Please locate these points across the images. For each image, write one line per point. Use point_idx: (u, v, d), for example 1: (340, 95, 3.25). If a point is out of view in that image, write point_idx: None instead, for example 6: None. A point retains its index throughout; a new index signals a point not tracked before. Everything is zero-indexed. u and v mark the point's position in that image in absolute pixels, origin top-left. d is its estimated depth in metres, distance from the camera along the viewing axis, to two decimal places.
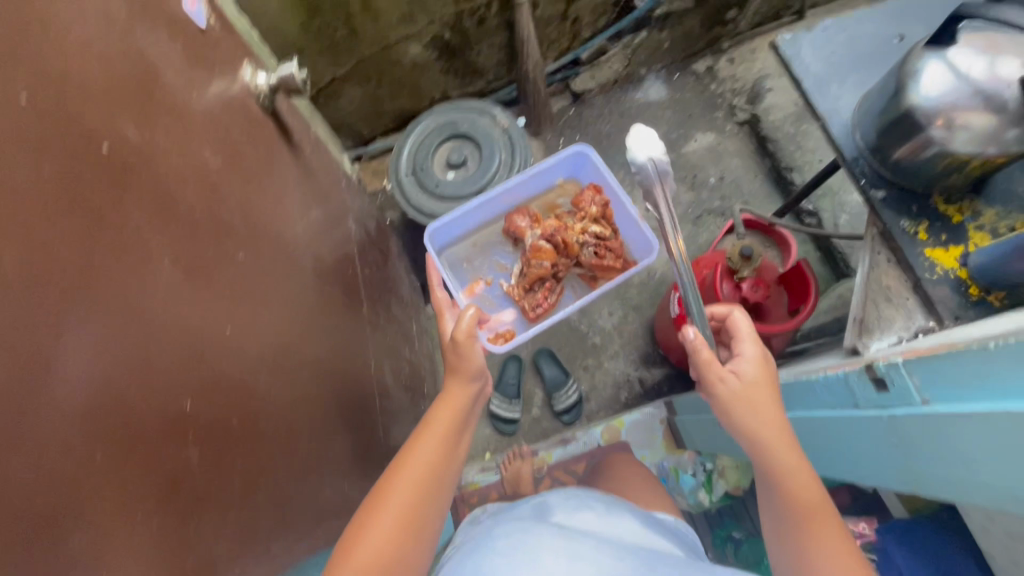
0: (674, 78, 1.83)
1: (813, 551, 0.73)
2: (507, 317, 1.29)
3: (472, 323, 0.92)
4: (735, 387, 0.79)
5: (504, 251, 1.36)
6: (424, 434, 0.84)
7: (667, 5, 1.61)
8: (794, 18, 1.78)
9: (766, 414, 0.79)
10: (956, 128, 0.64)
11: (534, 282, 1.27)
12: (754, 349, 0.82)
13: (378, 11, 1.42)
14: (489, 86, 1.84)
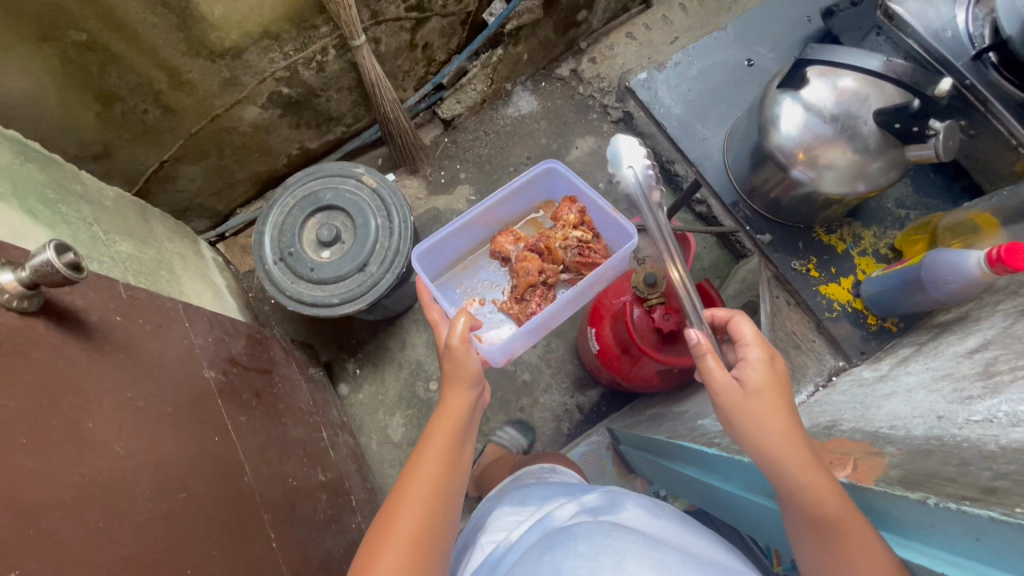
0: (542, 86, 1.77)
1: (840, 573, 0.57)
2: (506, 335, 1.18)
3: (465, 327, 0.88)
4: (741, 397, 0.65)
5: (493, 268, 1.25)
6: (427, 446, 0.82)
7: (517, 19, 1.53)
8: (643, 7, 1.77)
9: (772, 427, 0.63)
10: (825, 167, 0.74)
11: (528, 292, 1.17)
12: (760, 350, 0.68)
13: (193, 82, 1.22)
14: (350, 129, 1.67)
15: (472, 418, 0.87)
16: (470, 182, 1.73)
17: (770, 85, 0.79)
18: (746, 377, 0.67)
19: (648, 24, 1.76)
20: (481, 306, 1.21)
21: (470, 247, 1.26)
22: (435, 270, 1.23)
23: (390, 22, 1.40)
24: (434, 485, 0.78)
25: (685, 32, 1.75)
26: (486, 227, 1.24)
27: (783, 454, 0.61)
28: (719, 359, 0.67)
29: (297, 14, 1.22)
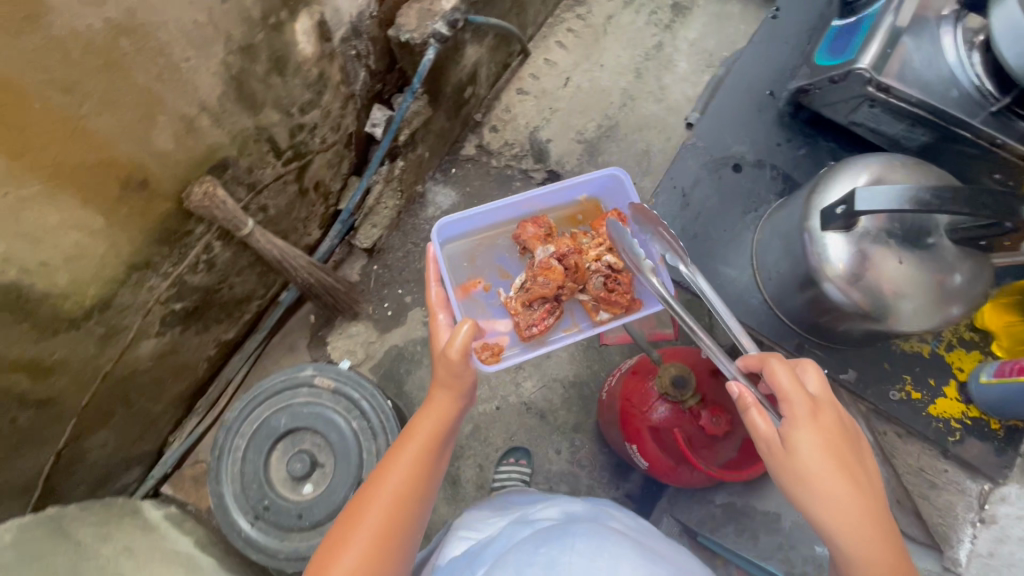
0: (453, 172, 1.61)
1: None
2: (499, 330, 1.12)
3: (466, 338, 0.85)
4: (794, 456, 0.70)
5: (510, 258, 1.17)
6: (406, 447, 0.85)
7: (409, 127, 1.37)
8: (522, 57, 1.64)
9: (823, 481, 0.69)
10: (899, 297, 0.89)
11: (538, 300, 1.06)
12: (803, 409, 0.71)
13: (64, 359, 0.97)
14: (265, 300, 1.42)
15: (458, 421, 0.90)
16: (420, 303, 1.54)
17: (810, 230, 0.95)
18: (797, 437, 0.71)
19: (535, 73, 1.65)
20: (482, 292, 1.14)
21: (495, 223, 1.17)
22: (451, 235, 1.15)
23: (271, 185, 1.19)
24: (411, 480, 0.82)
25: (574, 70, 1.66)
26: (521, 208, 1.16)
27: (837, 522, 0.68)
28: (765, 415, 0.73)
29: (163, 231, 0.99)
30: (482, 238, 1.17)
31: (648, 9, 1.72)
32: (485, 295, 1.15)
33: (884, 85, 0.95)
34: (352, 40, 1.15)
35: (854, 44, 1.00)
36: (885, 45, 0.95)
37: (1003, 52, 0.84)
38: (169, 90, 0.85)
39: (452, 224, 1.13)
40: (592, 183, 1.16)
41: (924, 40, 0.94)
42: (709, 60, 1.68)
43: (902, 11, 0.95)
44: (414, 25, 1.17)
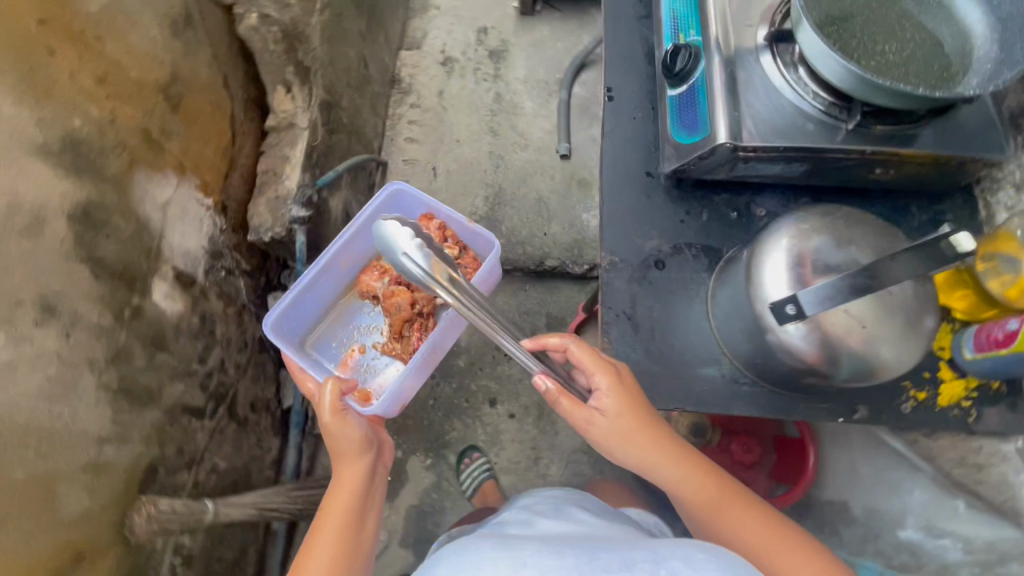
0: None
1: (735, 534, 0.75)
2: (390, 373, 1.15)
3: (333, 398, 0.93)
4: (606, 424, 0.76)
5: (363, 308, 1.20)
6: (325, 518, 0.87)
7: None
8: (382, 169, 1.61)
9: (634, 442, 0.76)
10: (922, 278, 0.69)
11: (405, 326, 1.13)
12: (605, 375, 0.75)
13: None
14: (259, 542, 1.29)
15: (375, 479, 0.95)
16: (413, 450, 1.45)
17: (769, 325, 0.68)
18: (604, 406, 0.75)
19: (401, 177, 1.62)
20: (359, 356, 1.16)
21: (334, 293, 1.19)
22: (302, 329, 1.15)
23: (208, 444, 1.08)
24: (340, 550, 0.83)
25: (435, 157, 1.64)
26: (343, 268, 1.18)
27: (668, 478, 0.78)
28: (574, 402, 0.77)
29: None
30: (331, 308, 1.19)
31: (471, 69, 1.74)
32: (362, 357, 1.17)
33: (759, 147, 0.66)
34: (216, 264, 1.07)
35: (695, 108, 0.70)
36: (731, 105, 0.67)
37: (831, 76, 0.61)
38: (58, 458, 0.74)
39: (288, 320, 1.11)
40: (390, 205, 1.19)
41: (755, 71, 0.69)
42: (548, 88, 1.72)
43: (716, 48, 0.70)
44: (270, 219, 1.10)
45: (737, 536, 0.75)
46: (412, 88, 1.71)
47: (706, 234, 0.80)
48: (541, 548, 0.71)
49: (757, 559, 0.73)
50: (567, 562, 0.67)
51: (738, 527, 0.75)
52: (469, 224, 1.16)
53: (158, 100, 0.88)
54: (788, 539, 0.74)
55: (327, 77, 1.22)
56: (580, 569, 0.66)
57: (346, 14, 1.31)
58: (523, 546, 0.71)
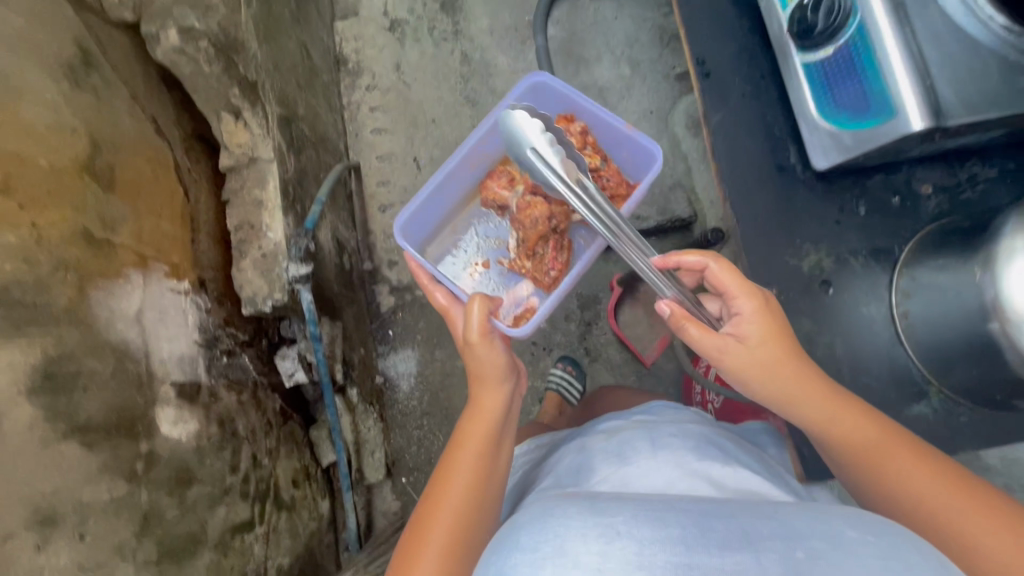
0: (393, 333, 1.36)
1: (909, 486, 0.62)
2: (524, 292, 0.99)
3: (482, 318, 0.76)
4: (745, 353, 0.67)
5: (488, 219, 1.04)
6: (455, 461, 0.71)
7: (337, 358, 1.11)
8: (357, 174, 1.39)
9: (776, 377, 0.67)
10: None
11: (540, 245, 0.95)
12: (750, 299, 0.68)
13: None
14: None
15: (510, 416, 0.78)
16: None
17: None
18: (744, 332, 0.68)
19: (380, 178, 1.40)
20: (485, 272, 1.02)
21: (457, 199, 1.03)
22: (425, 235, 1.02)
23: (266, 553, 0.93)
24: (473, 502, 0.68)
25: (414, 145, 1.41)
26: (470, 171, 1.01)
27: (815, 419, 0.66)
28: (702, 327, 0.67)
29: None
30: (455, 218, 1.04)
31: (426, 31, 1.47)
32: (488, 274, 1.02)
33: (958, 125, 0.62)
34: (215, 353, 0.85)
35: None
36: (918, 79, 0.62)
37: None
38: None
39: (412, 224, 0.97)
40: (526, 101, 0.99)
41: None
42: (519, 35, 1.47)
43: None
44: (265, 285, 0.89)
45: (894, 482, 0.63)
46: (362, 68, 1.46)
47: (870, 234, 0.76)
48: (639, 514, 0.45)
49: (913, 507, 0.61)
50: (673, 537, 0.43)
51: (903, 475, 0.62)
52: (627, 129, 0.93)
53: (86, 184, 0.65)
54: (972, 491, 0.60)
55: (277, 86, 0.97)
56: (690, 548, 0.42)
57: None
58: (614, 510, 0.47)
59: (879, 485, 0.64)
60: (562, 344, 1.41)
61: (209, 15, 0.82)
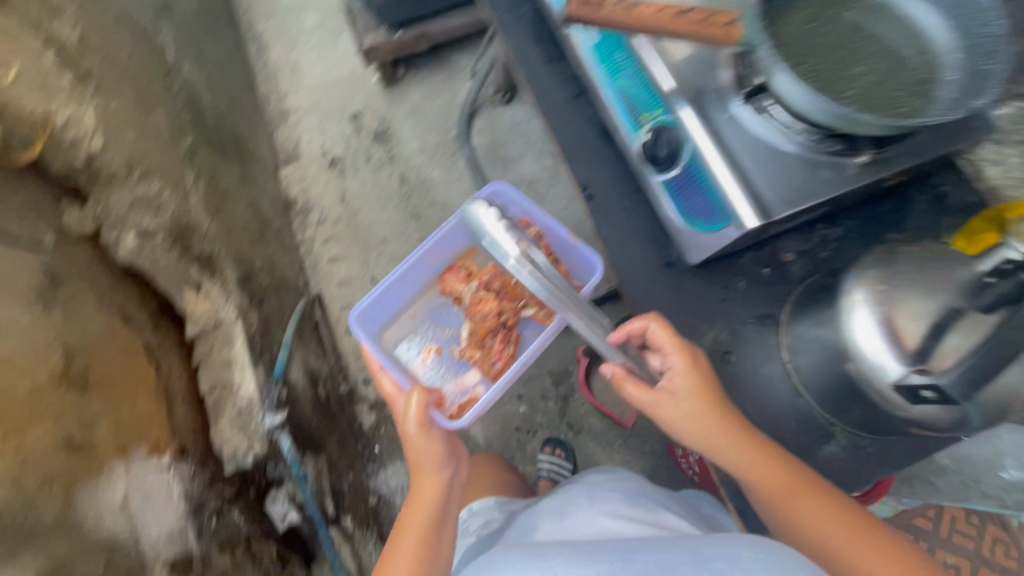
0: (380, 448, 1.37)
1: (826, 535, 0.57)
2: (472, 380, 1.01)
3: (421, 410, 0.79)
4: (674, 411, 0.61)
5: (445, 308, 1.07)
6: (396, 552, 0.71)
7: (327, 491, 1.13)
8: (321, 303, 1.47)
9: (704, 432, 0.60)
10: None
11: (489, 337, 1.02)
12: (680, 355, 0.60)
13: None
14: None
15: (453, 504, 0.79)
16: None
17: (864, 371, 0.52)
18: (674, 387, 0.60)
19: (343, 302, 1.48)
20: (437, 359, 1.04)
21: (418, 289, 1.07)
22: (382, 321, 1.05)
23: None
24: None
25: (369, 266, 1.51)
26: (431, 264, 1.06)
27: (750, 479, 0.58)
28: (638, 386, 0.64)
29: None
30: (415, 305, 1.07)
31: (363, 162, 1.62)
32: (439, 360, 1.04)
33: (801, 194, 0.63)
34: (204, 519, 0.83)
35: (668, 204, 0.62)
36: None
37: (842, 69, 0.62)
38: None
39: (371, 312, 1.02)
40: None
41: (713, 122, 0.58)
42: (448, 149, 1.63)
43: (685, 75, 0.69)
44: (243, 440, 0.93)
45: (817, 537, 0.58)
46: (311, 205, 1.58)
47: None
48: (569, 555, 0.53)
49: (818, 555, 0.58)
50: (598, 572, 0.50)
51: (827, 530, 0.57)
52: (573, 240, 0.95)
53: (60, 394, 0.70)
54: (886, 543, 0.57)
55: (231, 250, 1.07)
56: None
57: (219, 171, 1.16)
58: (549, 555, 0.54)
59: (799, 542, 0.58)
60: (544, 423, 1.45)
61: (161, 210, 0.92)
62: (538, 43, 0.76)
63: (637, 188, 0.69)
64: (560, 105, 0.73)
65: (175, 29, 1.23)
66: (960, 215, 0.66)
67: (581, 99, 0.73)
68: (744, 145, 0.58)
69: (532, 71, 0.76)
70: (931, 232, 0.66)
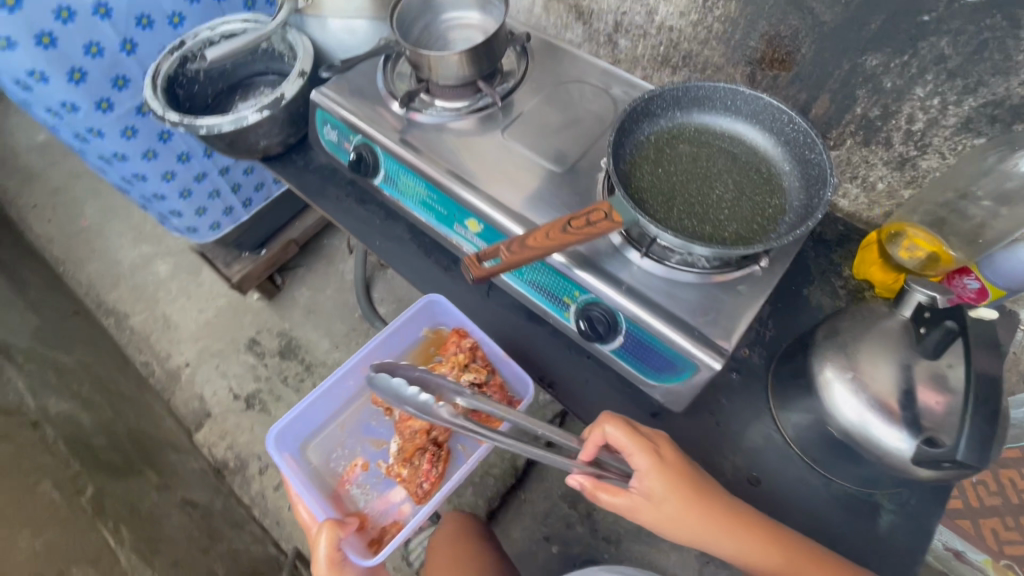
0: None
1: None
2: (396, 497, 0.83)
3: (327, 554, 0.71)
4: (654, 512, 0.59)
5: (378, 419, 0.88)
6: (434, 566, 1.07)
7: None
8: (302, 558, 1.30)
9: (688, 524, 0.58)
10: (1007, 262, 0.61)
11: (417, 456, 0.82)
12: (642, 454, 0.57)
13: None
14: None
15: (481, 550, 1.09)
16: None
17: (867, 448, 0.54)
18: (647, 489, 0.58)
19: None
20: (361, 475, 0.84)
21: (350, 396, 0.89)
22: (308, 432, 0.86)
23: None
24: None
25: None
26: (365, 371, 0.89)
27: (734, 554, 0.58)
28: (613, 494, 0.60)
29: None
30: (343, 417, 0.88)
31: (282, 386, 1.52)
32: (365, 476, 0.84)
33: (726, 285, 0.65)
34: None
35: (623, 363, 0.64)
36: None
37: None
38: None
39: (293, 426, 0.85)
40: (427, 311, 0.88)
41: (620, 277, 0.62)
42: (360, 332, 1.59)
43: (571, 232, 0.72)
44: None
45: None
46: (244, 458, 1.43)
47: None
48: None
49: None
50: None
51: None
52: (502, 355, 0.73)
53: None
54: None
55: None
56: None
57: (137, 497, 1.01)
58: None
59: None
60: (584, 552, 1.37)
61: None
62: (430, 258, 0.78)
63: (587, 353, 0.69)
64: (480, 308, 0.75)
65: (24, 369, 1.10)
66: (843, 247, 0.75)
67: (496, 293, 0.76)
68: (656, 289, 0.61)
69: (438, 287, 0.77)
70: (832, 271, 0.73)
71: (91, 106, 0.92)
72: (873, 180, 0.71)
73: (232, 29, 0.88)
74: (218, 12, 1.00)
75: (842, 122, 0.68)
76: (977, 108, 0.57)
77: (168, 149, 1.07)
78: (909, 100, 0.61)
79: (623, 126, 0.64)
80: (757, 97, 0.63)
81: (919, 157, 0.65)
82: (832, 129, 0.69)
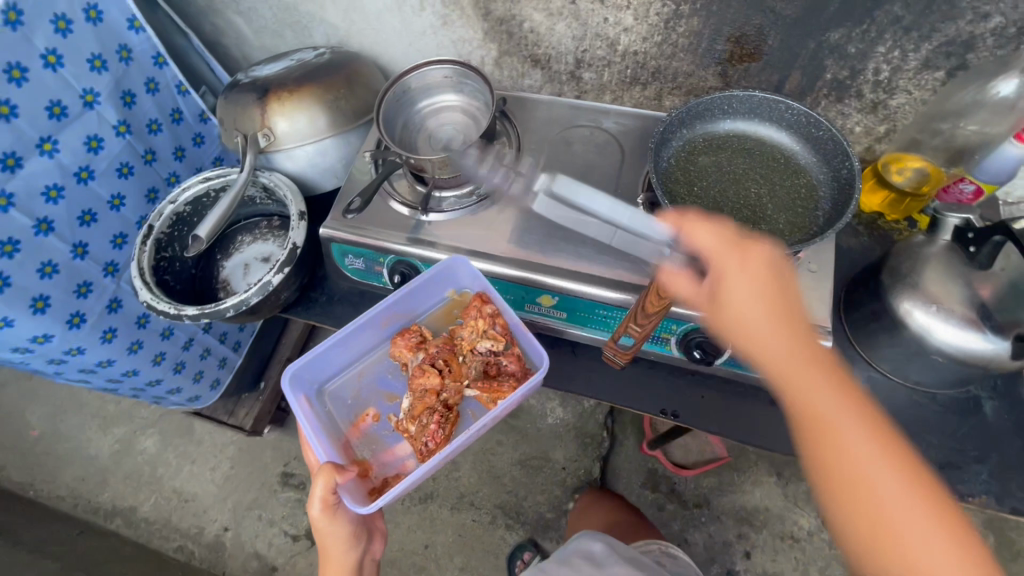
0: None
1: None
2: (402, 451, 0.74)
3: (325, 494, 0.61)
4: (733, 324, 0.48)
5: (395, 372, 0.80)
6: None
7: None
8: None
9: (779, 355, 0.45)
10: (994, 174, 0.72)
11: (426, 415, 0.72)
12: (739, 253, 0.47)
13: None
14: None
15: None
16: None
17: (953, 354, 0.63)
18: (731, 294, 0.47)
19: None
20: (368, 427, 0.76)
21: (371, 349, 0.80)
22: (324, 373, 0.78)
23: None
24: None
25: None
26: (384, 327, 0.79)
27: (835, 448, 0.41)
28: (680, 280, 0.51)
29: None
30: (359, 367, 0.80)
31: None
32: (375, 426, 0.76)
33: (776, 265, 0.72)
34: None
35: (734, 367, 0.70)
36: None
37: None
38: None
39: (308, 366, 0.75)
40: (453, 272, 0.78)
41: None
42: None
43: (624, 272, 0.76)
44: None
45: (863, 556, 0.40)
46: None
47: None
48: None
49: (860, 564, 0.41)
50: None
51: (912, 565, 0.37)
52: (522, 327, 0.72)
53: None
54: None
55: None
56: None
57: None
58: None
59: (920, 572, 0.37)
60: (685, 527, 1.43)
61: None
62: None
63: (689, 371, 0.74)
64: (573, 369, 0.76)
65: None
66: None
67: (581, 349, 0.78)
68: None
69: None
70: None
71: (64, 326, 0.80)
72: (851, 126, 0.79)
73: (194, 194, 0.83)
74: (153, 175, 0.94)
75: (815, 88, 0.75)
76: (934, 49, 0.66)
77: (150, 332, 0.94)
78: (873, 57, 0.69)
79: (654, 159, 0.67)
80: (749, 94, 0.69)
81: (889, 99, 0.74)
82: (807, 95, 0.76)
